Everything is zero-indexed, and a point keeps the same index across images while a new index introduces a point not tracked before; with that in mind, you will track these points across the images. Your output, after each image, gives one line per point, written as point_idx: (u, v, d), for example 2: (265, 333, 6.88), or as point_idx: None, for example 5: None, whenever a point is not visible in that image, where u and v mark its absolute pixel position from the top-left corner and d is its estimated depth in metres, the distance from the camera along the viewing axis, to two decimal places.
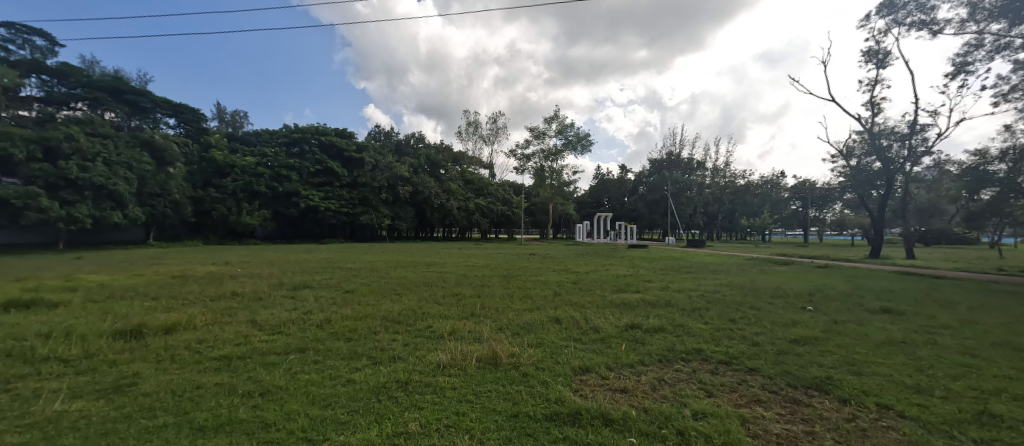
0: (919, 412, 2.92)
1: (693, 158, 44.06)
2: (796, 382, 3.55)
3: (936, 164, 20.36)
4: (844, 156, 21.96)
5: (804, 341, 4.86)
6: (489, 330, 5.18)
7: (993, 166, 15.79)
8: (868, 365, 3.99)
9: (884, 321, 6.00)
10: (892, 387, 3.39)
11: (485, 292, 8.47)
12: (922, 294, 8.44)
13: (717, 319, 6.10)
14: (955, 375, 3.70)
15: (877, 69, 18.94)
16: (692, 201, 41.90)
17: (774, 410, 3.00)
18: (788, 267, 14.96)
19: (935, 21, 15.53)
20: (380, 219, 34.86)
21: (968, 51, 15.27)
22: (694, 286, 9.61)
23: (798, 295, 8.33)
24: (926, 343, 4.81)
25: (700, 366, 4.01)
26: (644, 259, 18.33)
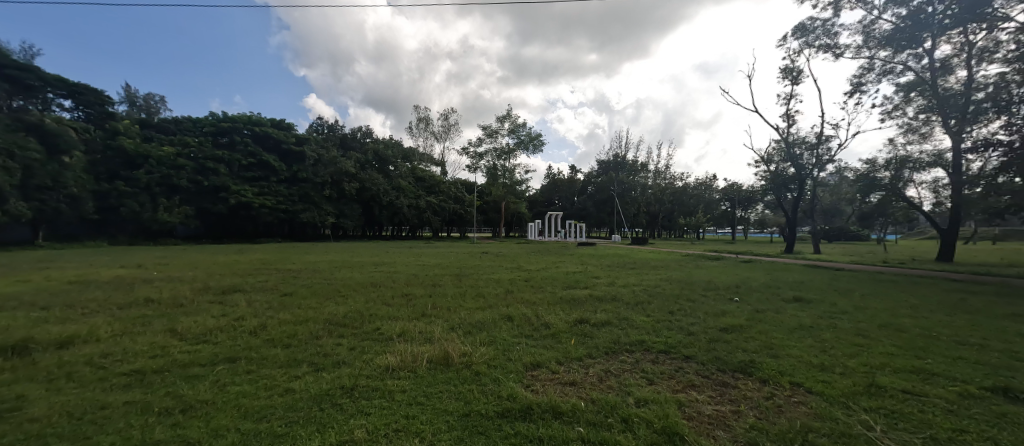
0: (822, 387, 3.35)
1: (637, 161, 46.58)
2: (725, 366, 3.90)
3: (837, 170, 23.36)
4: (765, 162, 24.39)
5: (731, 329, 5.34)
6: (441, 330, 5.09)
7: (880, 173, 18.48)
8: (783, 348, 4.49)
9: (796, 309, 6.79)
10: (803, 367, 3.84)
11: (437, 291, 8.34)
12: (825, 284, 9.69)
13: (658, 311, 6.53)
14: (849, 354, 4.28)
15: (792, 85, 21.32)
16: (636, 200, 44.31)
17: (706, 393, 3.27)
18: (719, 262, 16.37)
19: (837, 46, 17.82)
20: (323, 216, 32.86)
21: (862, 73, 17.70)
22: (637, 282, 10.18)
23: (727, 288, 9.13)
24: (829, 326, 5.52)
25: (642, 356, 4.27)
26: (592, 257, 19.07)
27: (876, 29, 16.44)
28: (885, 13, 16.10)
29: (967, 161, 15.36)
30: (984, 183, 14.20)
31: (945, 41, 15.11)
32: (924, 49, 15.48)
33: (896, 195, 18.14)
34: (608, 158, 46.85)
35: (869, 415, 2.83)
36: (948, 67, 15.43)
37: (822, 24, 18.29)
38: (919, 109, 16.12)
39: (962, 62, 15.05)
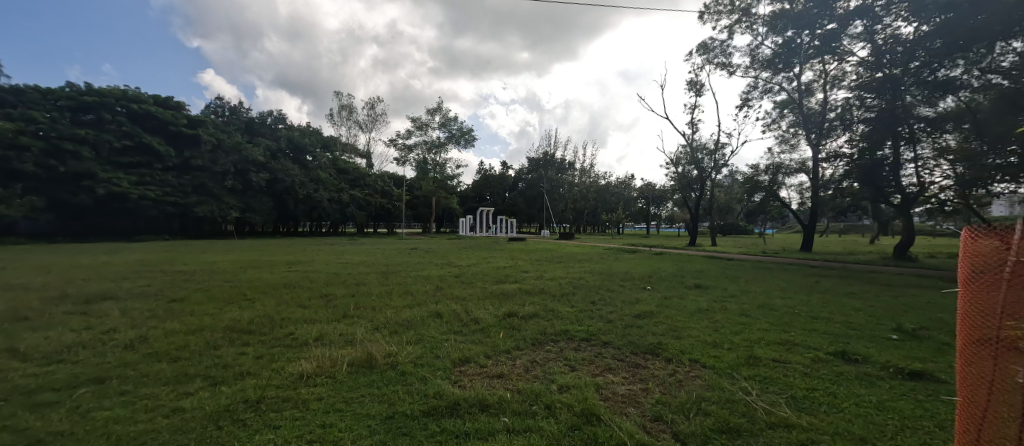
0: (713, 361, 3.87)
1: (565, 159, 48.69)
2: (637, 349, 4.30)
3: (730, 174, 26.90)
4: (674, 165, 27.15)
5: (643, 315, 5.90)
6: (364, 331, 4.83)
7: (762, 177, 21.74)
8: (685, 330, 5.08)
9: (696, 294, 7.73)
10: (700, 346, 4.39)
11: (361, 291, 7.88)
12: (718, 272, 11.16)
13: (580, 302, 6.96)
14: (735, 331, 5.00)
15: (696, 96, 24.00)
16: (563, 197, 46.36)
17: (620, 375, 3.57)
18: (636, 255, 17.92)
19: (731, 65, 20.47)
20: (225, 210, 29.00)
21: (749, 90, 20.57)
22: (563, 274, 10.73)
23: (640, 278, 10.06)
24: (720, 308, 6.39)
25: (566, 344, 4.51)
26: (523, 252, 19.59)
27: (760, 54, 19.23)
28: (767, 41, 18.91)
29: (822, 169, 18.78)
30: (834, 187, 17.50)
31: (809, 68, 18.22)
32: (794, 74, 18.53)
33: (773, 196, 21.49)
34: (539, 155, 48.20)
35: (747, 382, 3.34)
36: (811, 89, 18.60)
37: (720, 45, 20.85)
38: (790, 124, 19.26)
39: (820, 87, 18.33)
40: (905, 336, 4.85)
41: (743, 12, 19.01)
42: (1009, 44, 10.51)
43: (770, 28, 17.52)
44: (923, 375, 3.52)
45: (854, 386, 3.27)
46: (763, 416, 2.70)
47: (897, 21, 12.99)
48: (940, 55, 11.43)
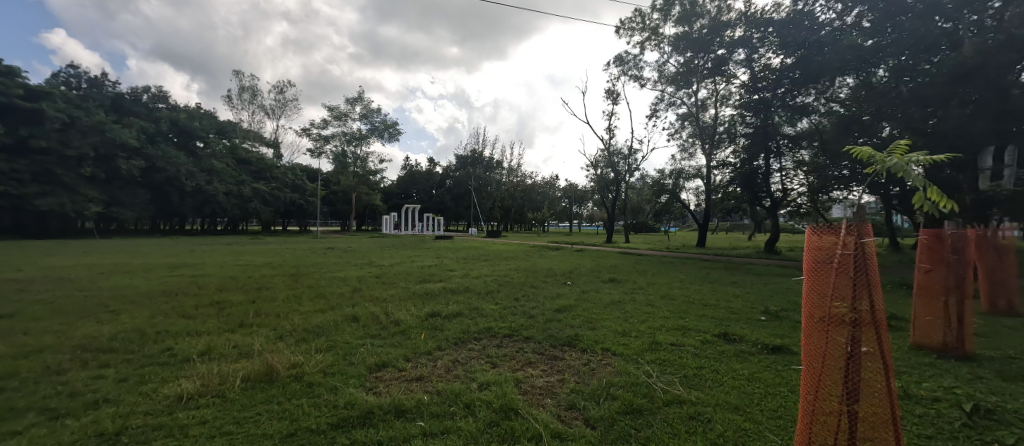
0: (622, 349, 4.21)
1: (493, 158, 49.10)
2: (556, 342, 4.50)
3: (641, 177, 29.59)
4: (593, 167, 29.05)
5: (563, 310, 6.20)
6: (265, 341, 4.33)
7: (666, 181, 24.34)
8: (599, 321, 5.46)
9: (610, 288, 8.36)
10: (612, 335, 4.75)
11: (264, 296, 7.05)
12: (630, 267, 12.19)
13: (505, 298, 7.08)
14: (641, 320, 5.51)
15: (613, 104, 25.93)
16: (491, 196, 46.72)
17: (539, 368, 3.70)
18: (558, 252, 18.82)
19: (643, 78, 22.49)
20: (82, 204, 23.81)
21: (657, 102, 22.81)
22: (489, 272, 10.82)
23: (562, 274, 10.56)
24: (630, 300, 6.98)
25: (489, 341, 4.56)
26: (449, 250, 19.32)
27: (666, 70, 21.41)
28: (672, 59, 21.13)
29: (714, 175, 21.60)
30: (722, 191, 20.25)
31: (704, 87, 20.79)
32: (693, 91, 20.98)
33: (675, 198, 24.17)
34: (467, 153, 47.91)
35: (649, 365, 3.70)
36: (705, 105, 21.20)
37: (634, 58, 22.75)
38: (690, 134, 21.80)
39: (712, 103, 21.04)
40: (771, 316, 5.81)
41: (653, 31, 20.99)
42: (844, 79, 13.16)
43: (674, 47, 19.58)
44: (782, 349, 4.24)
45: (732, 362, 3.81)
46: (661, 395, 3.01)
47: (769, 52, 15.47)
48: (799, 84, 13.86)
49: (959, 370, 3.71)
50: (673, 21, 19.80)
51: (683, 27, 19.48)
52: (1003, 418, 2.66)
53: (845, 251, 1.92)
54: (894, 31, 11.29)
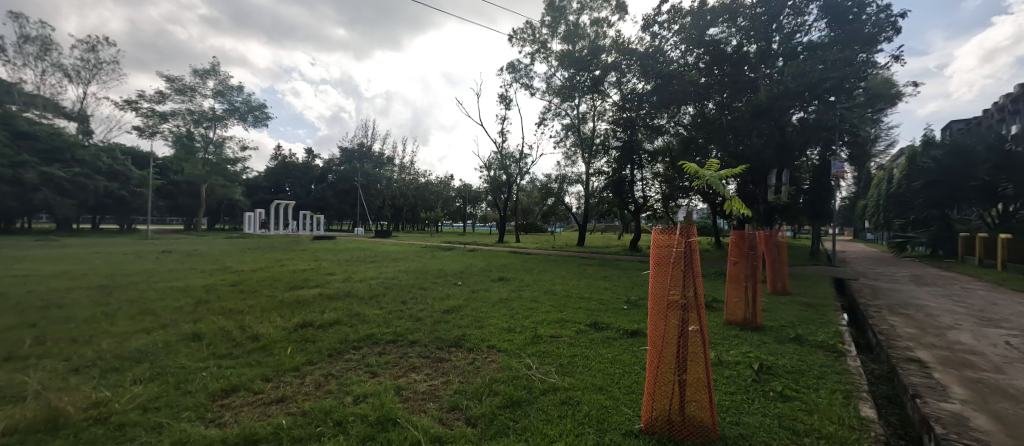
0: (506, 345, 4.38)
1: (383, 153, 46.16)
2: (442, 344, 4.44)
3: (530, 180, 31.40)
4: (486, 168, 29.71)
5: (451, 310, 6.16)
6: (50, 378, 3.25)
7: (552, 185, 26.36)
8: (486, 320, 5.59)
9: (499, 286, 8.63)
10: (498, 332, 4.91)
11: (53, 317, 5.30)
12: (519, 266, 12.81)
13: (391, 302, 6.72)
14: (526, 316, 5.82)
15: (505, 109, 26.90)
16: (381, 193, 43.88)
17: (423, 373, 3.59)
18: (451, 251, 18.73)
19: (533, 87, 23.92)
20: None
21: (545, 111, 24.50)
22: (375, 275, 10.14)
23: (453, 274, 10.51)
24: (517, 297, 7.33)
25: (371, 349, 4.27)
26: (329, 251, 17.51)
27: (553, 82, 23.16)
28: (558, 73, 22.97)
29: (591, 182, 24.17)
30: (597, 196, 22.80)
31: (584, 102, 23.10)
32: (575, 104, 23.13)
33: (560, 201, 26.32)
34: (353, 146, 44.02)
35: (529, 358, 3.93)
36: (585, 118, 23.57)
37: (525, 68, 23.99)
38: (572, 144, 24.00)
39: (591, 117, 23.53)
40: (631, 305, 6.75)
41: (541, 44, 22.48)
42: (686, 108, 16.09)
43: (560, 62, 21.30)
44: (638, 332, 4.97)
45: (599, 348, 4.30)
46: (538, 385, 3.21)
47: (634, 78, 18.03)
48: (656, 108, 16.50)
49: (753, 338, 4.87)
50: (559, 38, 21.54)
51: (567, 45, 21.34)
52: (775, 371, 3.58)
53: (676, 248, 2.38)
54: (719, 74, 14.33)
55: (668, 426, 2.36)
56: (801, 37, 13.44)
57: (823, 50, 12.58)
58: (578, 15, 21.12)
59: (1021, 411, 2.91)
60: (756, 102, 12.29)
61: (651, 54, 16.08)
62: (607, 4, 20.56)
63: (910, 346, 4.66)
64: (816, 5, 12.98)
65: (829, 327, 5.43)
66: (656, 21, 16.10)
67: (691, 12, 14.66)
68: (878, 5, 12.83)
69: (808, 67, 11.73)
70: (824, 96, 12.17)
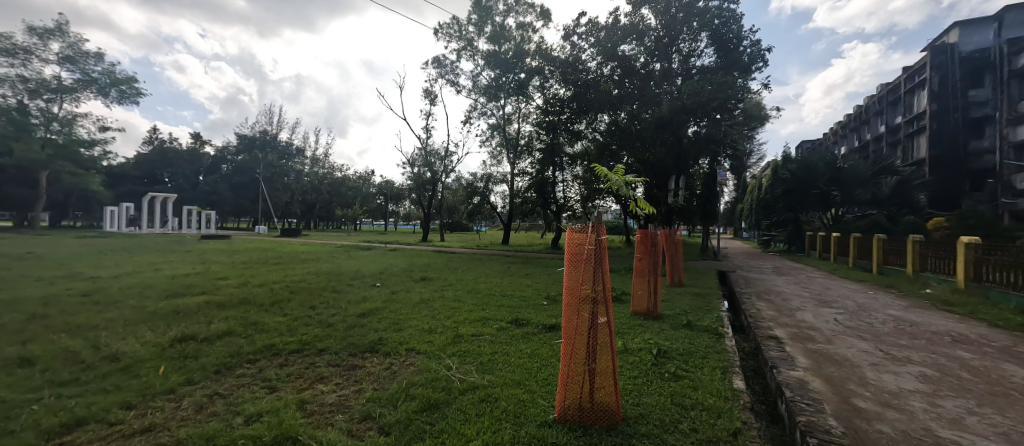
0: (426, 346, 4.26)
1: (292, 144, 41.64)
2: (356, 350, 4.16)
3: (456, 178, 31.00)
4: (410, 165, 28.63)
5: (367, 314, 5.81)
6: None
7: (478, 184, 26.42)
8: (406, 322, 5.38)
9: (420, 286, 8.40)
10: (418, 334, 4.75)
11: None
12: (442, 265, 12.58)
13: (296, 308, 6.10)
14: (448, 316, 5.74)
15: (430, 105, 26.19)
16: (288, 188, 39.51)
17: (332, 382, 3.31)
18: (371, 251, 17.64)
19: (459, 85, 23.68)
20: None
21: (471, 110, 24.43)
22: (280, 278, 9.12)
23: (371, 275, 9.93)
24: (438, 297, 7.20)
25: (271, 361, 3.82)
26: (221, 253, 15.23)
27: (479, 81, 23.16)
28: (484, 72, 23.04)
29: (516, 182, 24.73)
30: (522, 196, 23.40)
31: (509, 103, 23.54)
32: (501, 105, 23.43)
33: (486, 200, 26.48)
34: (254, 133, 38.96)
35: (450, 358, 3.88)
36: (510, 119, 23.98)
37: (451, 64, 23.64)
38: (498, 144, 24.30)
39: (516, 119, 24.04)
40: (551, 301, 7.05)
41: (468, 42, 22.34)
42: (602, 116, 17.28)
43: (487, 62, 21.40)
44: (555, 327, 5.21)
45: (519, 344, 4.41)
46: (457, 386, 3.18)
47: (556, 84, 18.88)
48: (576, 113, 17.49)
49: (654, 326, 5.43)
50: (486, 38, 21.64)
51: (493, 45, 21.52)
52: (669, 354, 4.04)
53: (588, 245, 2.52)
54: (629, 86, 15.70)
55: (579, 414, 2.50)
56: (695, 60, 15.37)
57: (712, 73, 14.54)
58: (504, 17, 21.44)
59: (843, 373, 3.68)
60: (660, 114, 13.75)
61: (572, 62, 17.00)
62: (532, 9, 21.19)
63: (771, 326, 5.61)
64: (706, 33, 14.94)
65: (713, 313, 6.30)
66: (576, 32, 17.06)
67: (607, 27, 15.83)
68: (752, 40, 15.25)
69: (701, 87, 13.45)
70: (712, 113, 14.08)
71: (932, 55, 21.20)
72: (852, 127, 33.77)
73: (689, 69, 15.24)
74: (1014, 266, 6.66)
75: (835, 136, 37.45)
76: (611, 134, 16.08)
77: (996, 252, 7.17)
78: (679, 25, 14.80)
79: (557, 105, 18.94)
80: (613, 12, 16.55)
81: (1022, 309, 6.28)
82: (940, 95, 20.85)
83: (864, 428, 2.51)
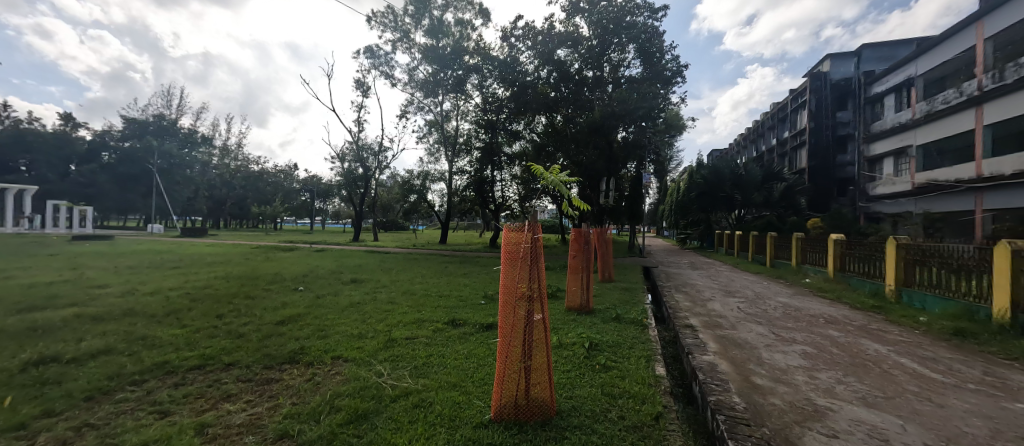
0: (355, 353, 3.99)
1: (196, 130, 36.46)
2: (271, 362, 3.75)
3: (391, 175, 29.61)
4: (340, 160, 26.85)
5: (287, 321, 5.30)
6: None
7: (415, 182, 25.62)
8: (332, 327, 5.00)
9: (351, 289, 7.90)
10: (346, 340, 4.45)
11: None
12: (375, 266, 11.95)
13: (198, 318, 5.35)
14: (380, 319, 5.45)
15: (363, 96, 24.77)
16: (192, 181, 34.63)
17: (242, 400, 2.94)
18: (293, 252, 16.10)
19: (394, 77, 22.73)
20: None
21: (407, 104, 23.55)
22: (179, 284, 7.94)
23: (293, 278, 9.10)
24: (370, 299, 6.82)
25: (164, 381, 3.29)
26: (100, 256, 12.84)
27: (416, 75, 22.43)
28: (421, 66, 22.38)
29: (454, 180, 24.40)
30: (459, 195, 23.13)
31: (447, 100, 23.11)
32: (438, 101, 22.90)
33: (423, 199, 25.75)
34: (146, 117, 33.34)
35: (381, 364, 3.67)
36: (448, 116, 23.49)
37: (385, 55, 22.58)
38: (436, 141, 23.77)
39: (454, 116, 23.67)
40: (488, 300, 7.04)
41: (403, 33, 21.45)
42: (540, 118, 17.66)
43: (424, 56, 20.78)
44: (492, 326, 5.21)
45: (456, 345, 4.34)
46: (389, 393, 3.01)
47: (495, 84, 19.00)
48: (513, 114, 17.73)
49: (587, 321, 5.66)
50: (423, 31, 21.00)
51: (431, 39, 20.96)
52: (599, 346, 4.25)
53: (525, 243, 2.53)
54: (565, 90, 16.30)
55: (514, 410, 2.51)
56: (624, 70, 16.39)
57: (638, 84, 15.64)
58: (442, 12, 20.98)
59: (744, 355, 4.16)
60: (593, 119, 14.53)
61: (510, 63, 17.20)
62: (470, 7, 21.01)
63: (687, 315, 6.19)
64: (633, 45, 16.00)
65: (639, 306, 6.78)
66: (514, 34, 17.30)
67: (543, 32, 16.27)
68: (672, 56, 16.71)
69: (629, 95, 14.44)
70: (639, 120, 15.20)
71: (811, 80, 24.98)
72: (751, 138, 38.63)
73: (618, 77, 16.18)
74: (867, 258, 8.10)
75: (739, 146, 42.55)
76: (548, 136, 16.52)
77: (855, 247, 8.65)
78: (609, 36, 15.69)
79: (495, 105, 19.06)
80: (549, 18, 17.08)
81: (872, 293, 7.68)
82: (817, 114, 24.68)
83: (761, 402, 2.85)
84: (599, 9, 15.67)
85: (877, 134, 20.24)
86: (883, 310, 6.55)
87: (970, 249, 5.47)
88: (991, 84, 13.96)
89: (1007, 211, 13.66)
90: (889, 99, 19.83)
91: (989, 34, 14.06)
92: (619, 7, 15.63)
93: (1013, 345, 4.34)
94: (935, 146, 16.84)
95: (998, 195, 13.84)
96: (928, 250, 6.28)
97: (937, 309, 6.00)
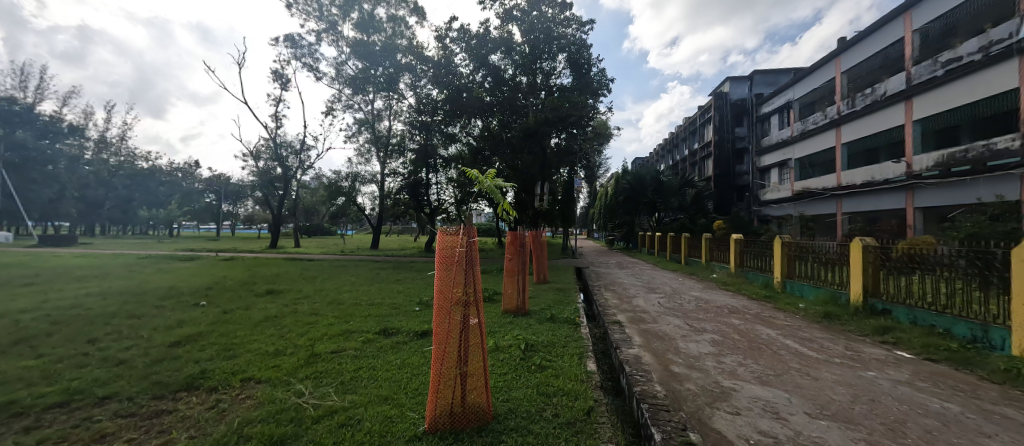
0: (271, 373, 3.58)
1: (65, 118, 30.25)
2: (163, 391, 3.21)
3: (316, 176, 27.47)
4: (254, 157, 24.25)
5: (185, 342, 4.61)
6: None
7: (343, 183, 24.00)
8: (242, 346, 4.45)
9: (267, 301, 7.11)
10: (258, 359, 3.98)
11: None
12: (299, 275, 10.95)
13: (62, 345, 4.41)
14: (302, 332, 5.01)
15: (281, 90, 22.64)
16: (58, 179, 28.58)
17: (123, 439, 2.48)
18: (194, 263, 14.02)
19: (318, 71, 21.20)
20: None
21: (335, 99, 22.09)
22: (31, 306, 6.42)
23: (193, 292, 7.95)
24: (290, 312, 6.22)
25: (9, 427, 2.63)
26: None
27: (344, 70, 21.14)
28: (350, 61, 21.13)
29: (386, 183, 23.36)
30: (392, 198, 22.27)
31: (379, 98, 22.07)
32: (369, 99, 21.80)
33: (351, 202, 24.24)
34: None
35: (303, 382, 3.35)
36: (380, 115, 22.41)
37: (308, 46, 20.91)
38: (366, 140, 22.54)
39: (386, 116, 22.73)
40: (422, 307, 6.81)
41: (329, 24, 20.03)
42: (475, 122, 17.60)
43: (352, 50, 19.63)
44: (427, 333, 5.05)
45: (388, 355, 4.13)
46: (310, 413, 2.75)
47: (429, 85, 18.63)
48: (448, 116, 17.43)
49: (523, 323, 5.74)
50: (352, 24, 19.85)
51: (360, 33, 19.88)
52: (535, 347, 4.33)
53: (460, 247, 2.48)
54: (501, 95, 16.52)
55: (450, 419, 2.43)
56: (555, 78, 16.98)
57: (569, 93, 16.37)
58: (374, 6, 20.03)
59: (664, 346, 4.53)
60: (528, 125, 14.90)
61: (444, 64, 16.98)
62: (403, 4, 20.34)
63: (615, 312, 6.58)
64: (563, 56, 16.72)
65: (571, 306, 7.07)
66: (448, 35, 17.12)
67: (477, 36, 16.29)
68: (598, 69, 17.73)
69: (561, 103, 15.00)
70: (570, 127, 15.92)
71: (715, 98, 28.27)
72: (668, 148, 42.64)
73: (550, 85, 16.69)
74: (760, 254, 9.37)
75: (657, 155, 46.77)
76: (484, 140, 16.49)
77: (751, 245, 9.91)
78: (541, 45, 16.25)
79: (429, 107, 18.67)
80: (484, 23, 17.19)
81: (764, 285, 8.89)
82: (721, 129, 27.96)
83: (678, 388, 3.13)
84: (532, 18, 16.23)
85: (766, 147, 23.53)
86: (772, 299, 7.61)
87: (834, 246, 6.57)
88: (846, 109, 17.01)
89: (858, 213, 16.74)
90: (774, 119, 23.19)
91: (845, 68, 17.19)
92: (549, 18, 16.35)
93: (865, 322, 5.32)
94: (808, 159, 20.08)
95: (851, 201, 16.87)
96: (806, 247, 7.41)
97: (812, 296, 7.10)
